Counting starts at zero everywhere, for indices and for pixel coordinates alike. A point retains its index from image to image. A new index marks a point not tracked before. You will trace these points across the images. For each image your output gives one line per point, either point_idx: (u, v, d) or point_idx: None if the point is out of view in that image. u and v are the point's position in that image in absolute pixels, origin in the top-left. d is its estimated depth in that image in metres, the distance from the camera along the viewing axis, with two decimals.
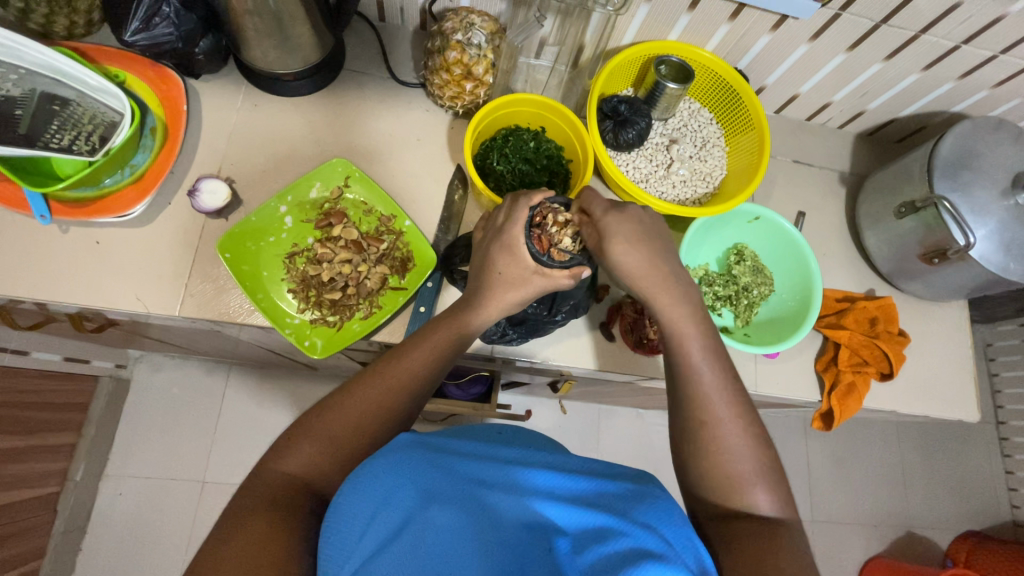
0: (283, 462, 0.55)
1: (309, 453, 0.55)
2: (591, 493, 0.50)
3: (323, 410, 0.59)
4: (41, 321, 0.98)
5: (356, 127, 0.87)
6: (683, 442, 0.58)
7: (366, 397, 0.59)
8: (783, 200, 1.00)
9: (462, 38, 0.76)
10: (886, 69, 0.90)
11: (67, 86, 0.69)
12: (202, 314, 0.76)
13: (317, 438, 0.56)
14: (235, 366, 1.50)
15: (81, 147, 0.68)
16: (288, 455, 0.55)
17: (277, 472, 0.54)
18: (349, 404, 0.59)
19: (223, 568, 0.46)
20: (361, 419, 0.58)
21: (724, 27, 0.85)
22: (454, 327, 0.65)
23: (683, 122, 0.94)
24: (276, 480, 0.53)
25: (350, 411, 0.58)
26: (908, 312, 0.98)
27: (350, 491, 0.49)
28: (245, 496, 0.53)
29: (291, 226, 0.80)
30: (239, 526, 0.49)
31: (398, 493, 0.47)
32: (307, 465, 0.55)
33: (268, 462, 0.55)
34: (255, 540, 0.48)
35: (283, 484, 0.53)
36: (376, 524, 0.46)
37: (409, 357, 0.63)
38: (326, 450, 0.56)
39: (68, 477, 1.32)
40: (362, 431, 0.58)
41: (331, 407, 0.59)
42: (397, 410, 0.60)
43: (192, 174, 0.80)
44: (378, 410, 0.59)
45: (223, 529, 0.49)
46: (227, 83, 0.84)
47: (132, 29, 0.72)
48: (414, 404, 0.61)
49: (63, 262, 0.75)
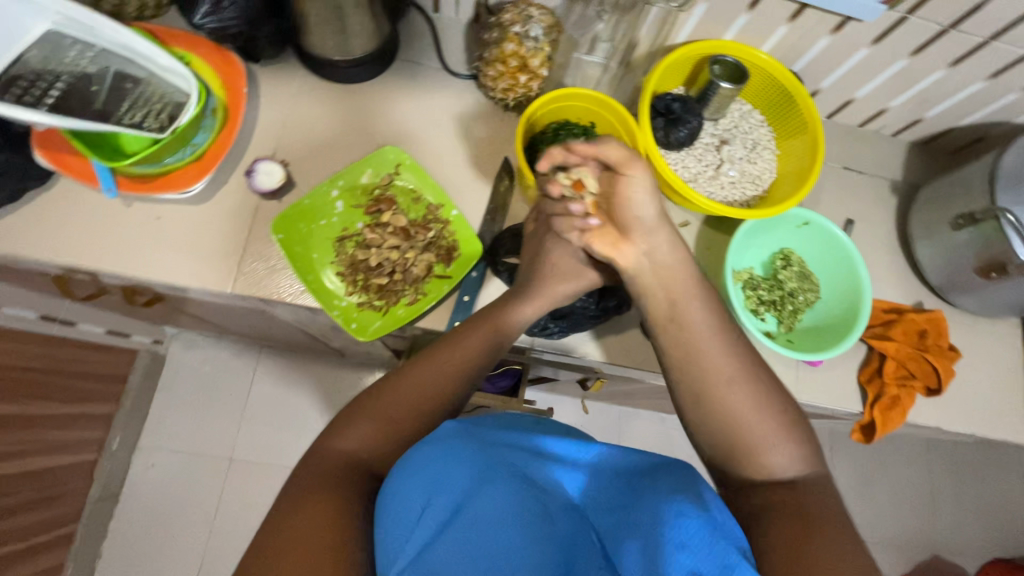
0: (341, 440, 0.57)
1: (366, 432, 0.58)
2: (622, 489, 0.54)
3: (379, 392, 0.61)
4: (94, 293, 1.01)
5: (406, 116, 0.88)
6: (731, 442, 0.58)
7: (421, 381, 0.61)
8: (831, 207, 0.99)
9: (520, 31, 0.77)
10: (950, 76, 0.88)
11: (139, 65, 0.71)
12: (252, 293, 0.78)
13: (374, 418, 0.59)
14: (266, 348, 1.53)
15: (151, 124, 0.71)
16: (346, 433, 0.58)
17: (336, 449, 0.57)
18: (403, 386, 0.61)
19: (286, 543, 0.48)
20: (416, 402, 0.60)
21: (784, 28, 0.84)
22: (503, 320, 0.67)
23: (734, 123, 0.93)
24: (334, 458, 0.56)
25: (405, 393, 0.60)
26: (958, 327, 0.96)
27: (403, 477, 0.52)
28: (304, 472, 0.55)
29: (342, 210, 0.82)
30: (302, 502, 0.51)
31: (451, 480, 0.51)
32: (364, 444, 0.57)
33: (327, 439, 0.58)
34: (315, 518, 0.50)
35: (342, 461, 0.56)
36: (430, 511, 0.49)
37: (462, 346, 0.65)
38: (382, 431, 0.58)
39: (104, 446, 1.37)
40: (417, 412, 0.60)
41: (386, 388, 0.61)
42: (449, 395, 0.62)
43: (248, 156, 0.82)
44: (432, 395, 0.61)
45: (285, 507, 0.51)
46: (285, 68, 0.86)
47: (202, 12, 0.74)
48: (465, 391, 0.63)
49: (123, 236, 0.77)
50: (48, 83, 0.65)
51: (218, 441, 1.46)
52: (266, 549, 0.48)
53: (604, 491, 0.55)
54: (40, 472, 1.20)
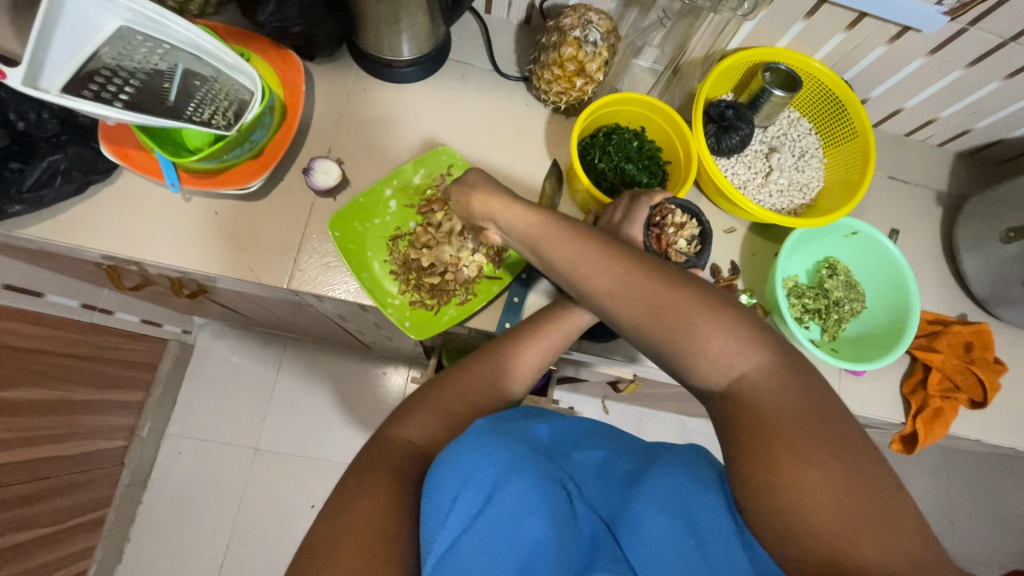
0: (403, 430, 0.58)
1: (429, 424, 0.59)
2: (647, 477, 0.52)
3: (440, 385, 0.63)
4: (141, 284, 1.03)
5: (455, 117, 0.89)
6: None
7: (480, 376, 0.63)
8: (876, 216, 0.98)
9: (579, 35, 0.76)
10: (1004, 88, 0.87)
11: (205, 63, 0.72)
12: (306, 289, 0.79)
13: (436, 410, 0.60)
14: (292, 340, 1.55)
15: (219, 121, 0.71)
16: (408, 423, 0.59)
17: (398, 438, 0.58)
18: (462, 381, 0.63)
19: (348, 530, 0.47)
20: (476, 399, 0.62)
21: (840, 35, 0.84)
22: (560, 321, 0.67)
23: (782, 131, 0.93)
24: (397, 447, 0.57)
25: (467, 387, 0.62)
26: (1001, 340, 0.95)
27: (439, 467, 0.50)
28: (365, 460, 0.55)
29: (395, 210, 0.83)
30: (367, 486, 0.51)
31: (483, 472, 0.49)
32: (425, 435, 0.58)
33: (389, 429, 0.59)
34: (375, 505, 0.50)
35: (404, 450, 0.56)
36: (461, 502, 0.47)
37: (511, 343, 0.66)
38: (444, 424, 0.60)
39: (135, 433, 1.40)
40: (476, 407, 0.62)
41: (443, 382, 0.63)
42: (505, 392, 0.64)
43: (303, 154, 0.84)
44: (490, 392, 0.63)
45: (347, 495, 0.51)
46: (339, 66, 0.87)
47: (267, 12, 0.75)
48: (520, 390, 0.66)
49: (179, 229, 0.79)
50: (122, 81, 0.66)
51: (245, 432, 1.48)
52: (326, 536, 0.47)
53: (625, 482, 0.52)
54: (74, 457, 1.23)
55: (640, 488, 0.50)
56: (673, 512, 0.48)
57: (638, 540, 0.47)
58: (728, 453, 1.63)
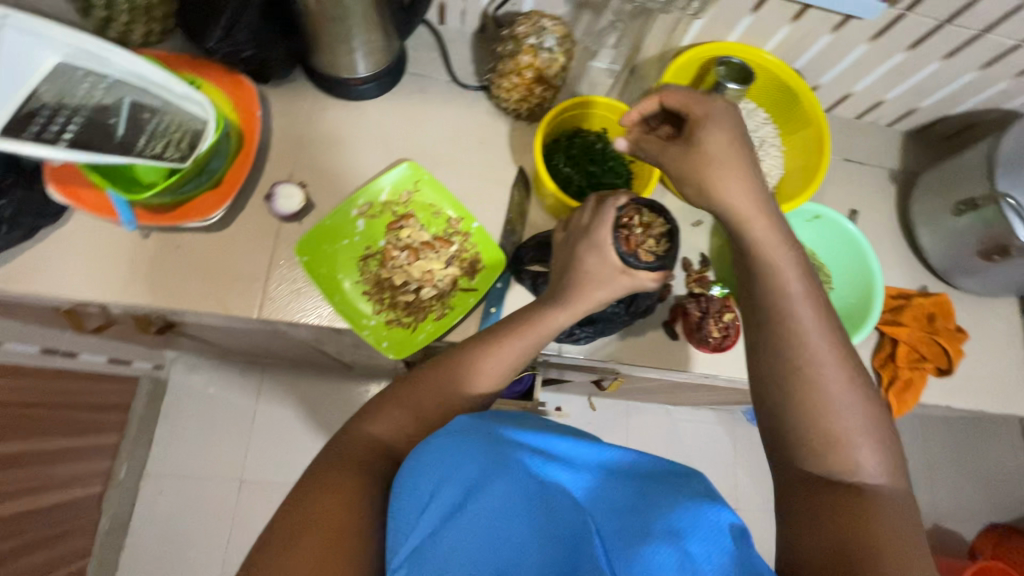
0: (370, 424, 0.59)
1: (395, 420, 0.59)
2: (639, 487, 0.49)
3: (410, 383, 0.62)
4: (103, 325, 1.00)
5: (417, 130, 0.88)
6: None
7: (450, 377, 0.62)
8: (836, 198, 1.01)
9: (534, 42, 0.77)
10: (943, 68, 0.91)
11: (153, 95, 0.69)
12: (278, 317, 0.77)
13: (404, 407, 0.60)
14: (269, 367, 1.50)
15: (172, 154, 0.70)
16: (375, 418, 0.60)
17: (364, 432, 0.58)
18: (431, 378, 0.62)
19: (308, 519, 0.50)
20: (443, 397, 0.61)
21: (787, 27, 0.86)
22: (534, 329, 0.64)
23: (740, 122, 0.94)
24: (362, 442, 0.57)
25: (436, 388, 0.61)
26: (961, 308, 1.00)
27: (420, 460, 0.52)
28: (333, 450, 0.57)
29: (363, 229, 0.81)
30: (327, 475, 0.54)
31: (459, 469, 0.49)
32: (391, 430, 0.59)
33: (358, 422, 0.60)
34: (335, 499, 0.52)
35: (368, 445, 0.57)
36: (436, 499, 0.48)
37: (484, 341, 0.64)
38: (411, 420, 0.60)
39: (111, 476, 1.35)
40: (444, 407, 0.61)
41: (413, 379, 0.62)
42: (476, 396, 0.62)
43: (265, 179, 0.82)
44: (459, 390, 0.61)
45: (311, 485, 0.53)
46: (294, 87, 0.86)
47: (214, 38, 0.71)
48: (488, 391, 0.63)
49: (139, 267, 0.76)
50: (65, 118, 0.62)
51: (227, 464, 1.43)
52: (287, 524, 0.50)
53: (617, 481, 0.49)
54: (46, 509, 1.18)
55: (631, 491, 0.48)
56: (670, 522, 0.45)
57: (623, 544, 0.44)
58: (714, 438, 1.66)
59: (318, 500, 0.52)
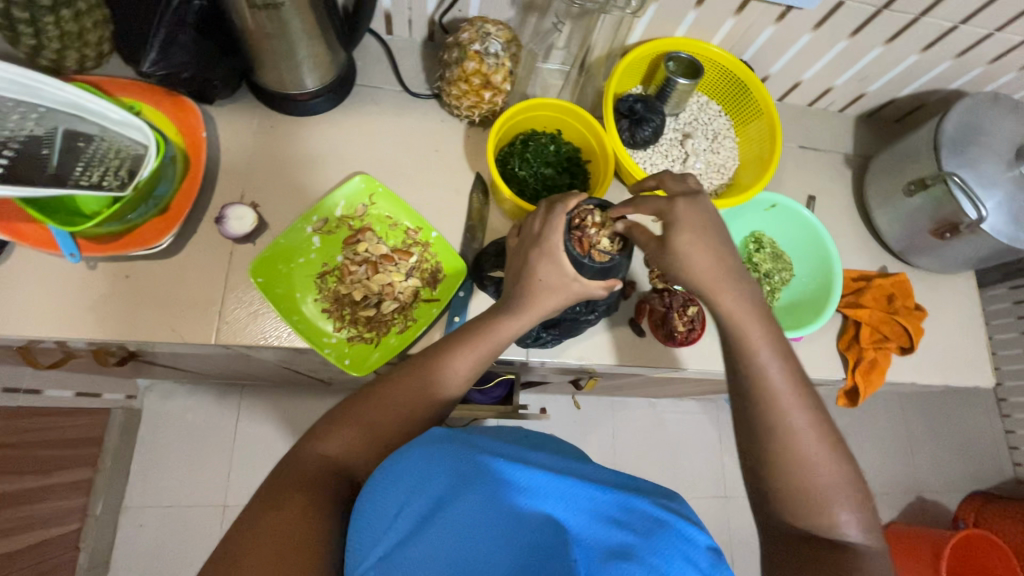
0: (322, 444, 0.58)
1: (349, 439, 0.58)
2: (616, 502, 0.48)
3: (365, 400, 0.62)
4: (61, 359, 0.96)
5: (371, 143, 0.87)
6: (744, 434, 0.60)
7: (405, 392, 0.62)
8: (794, 185, 1.02)
9: (480, 48, 0.77)
10: (886, 53, 0.93)
11: (89, 121, 0.68)
12: (237, 341, 0.76)
13: (357, 425, 0.59)
14: (247, 389, 1.47)
15: (111, 182, 0.67)
16: (328, 438, 0.58)
17: (315, 452, 0.57)
18: (389, 394, 0.61)
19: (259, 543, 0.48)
20: (399, 412, 0.61)
21: (731, 21, 0.87)
22: (485, 338, 0.65)
23: (693, 116, 0.95)
24: (314, 462, 0.56)
25: (392, 403, 0.61)
26: (921, 286, 1.02)
27: (391, 473, 0.51)
28: (285, 472, 0.56)
29: (319, 245, 0.80)
30: (278, 499, 0.52)
31: (431, 480, 0.48)
32: (345, 450, 0.58)
33: (310, 442, 0.58)
34: (290, 520, 0.50)
35: (320, 465, 0.56)
36: (406, 510, 0.47)
37: (443, 356, 0.65)
38: (365, 438, 0.59)
39: (88, 512, 1.27)
40: (400, 422, 0.61)
41: (370, 396, 0.62)
42: (432, 410, 0.62)
43: (216, 201, 0.80)
44: (417, 405, 0.62)
45: (264, 505, 0.52)
46: (241, 106, 0.84)
47: (150, 60, 0.70)
48: (446, 405, 0.64)
49: (90, 299, 0.74)
50: None
51: (209, 491, 1.40)
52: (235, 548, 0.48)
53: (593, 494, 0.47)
54: (24, 551, 1.10)
55: (605, 503, 0.47)
56: (641, 543, 0.44)
57: (598, 556, 0.43)
58: (699, 428, 1.66)
59: (268, 523, 0.50)
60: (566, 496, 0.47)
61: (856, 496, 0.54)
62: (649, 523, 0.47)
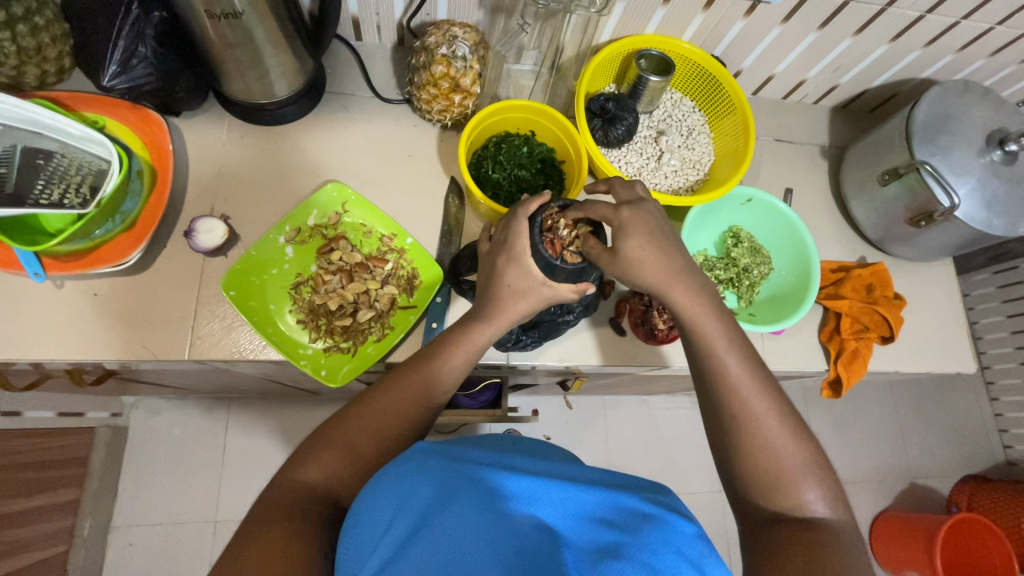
0: (301, 470, 0.56)
1: (328, 463, 0.57)
2: (604, 503, 0.47)
3: (342, 420, 0.61)
4: (37, 380, 0.94)
5: (343, 150, 0.86)
6: (721, 429, 0.60)
7: (383, 408, 0.61)
8: (770, 179, 1.02)
9: (447, 52, 0.76)
10: (856, 44, 0.93)
11: (49, 138, 0.68)
12: (212, 355, 0.75)
13: (335, 447, 0.58)
14: (235, 402, 1.43)
15: (72, 200, 0.67)
16: (306, 464, 0.56)
17: (294, 480, 0.55)
18: (367, 412, 0.60)
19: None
20: (379, 429, 0.60)
21: (700, 16, 0.87)
22: (462, 343, 0.65)
23: (667, 113, 0.95)
24: (294, 491, 0.54)
25: (369, 421, 0.60)
26: (900, 274, 1.02)
27: (375, 491, 0.50)
28: (264, 502, 0.54)
29: (292, 256, 0.80)
30: (257, 532, 0.50)
31: (416, 494, 0.48)
32: (326, 475, 0.56)
33: (288, 470, 0.56)
34: (273, 549, 0.48)
35: (300, 492, 0.54)
36: (393, 526, 0.46)
37: (421, 369, 0.64)
38: (346, 461, 0.57)
39: (75, 534, 1.23)
40: (380, 440, 0.59)
41: (348, 416, 0.60)
42: (412, 424, 0.61)
43: (186, 214, 0.79)
44: (396, 420, 0.61)
45: (244, 537, 0.50)
46: (209, 117, 0.83)
47: (109, 73, 0.70)
48: (427, 417, 0.63)
49: (60, 318, 0.72)
50: None
51: (200, 506, 1.37)
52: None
53: (578, 495, 0.47)
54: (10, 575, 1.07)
55: (591, 506, 0.47)
56: (634, 544, 0.44)
57: (588, 557, 0.42)
58: (693, 423, 1.66)
59: (249, 557, 0.47)
60: (552, 499, 0.46)
61: (823, 496, 0.56)
62: (639, 522, 0.46)
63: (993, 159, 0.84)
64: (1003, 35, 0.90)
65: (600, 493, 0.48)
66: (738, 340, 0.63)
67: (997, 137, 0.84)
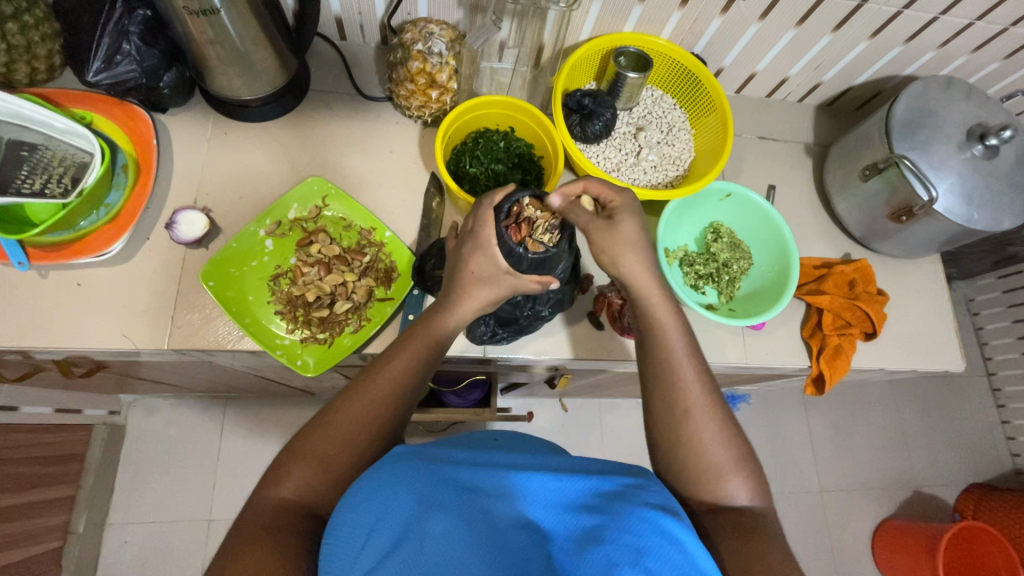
0: (276, 487, 0.54)
1: (302, 476, 0.55)
2: (582, 492, 0.50)
3: (312, 430, 0.58)
4: (30, 371, 0.94)
5: (326, 146, 0.88)
6: (667, 418, 0.59)
7: (352, 411, 0.59)
8: (753, 175, 1.02)
9: (423, 48, 0.79)
10: (836, 41, 0.93)
11: (35, 131, 0.73)
12: (191, 344, 0.76)
13: (307, 460, 0.56)
14: (232, 401, 1.43)
15: (53, 189, 0.71)
16: (281, 481, 0.55)
17: (270, 499, 0.53)
18: (336, 420, 0.59)
19: None
20: (350, 434, 0.58)
21: (677, 13, 0.88)
22: (427, 336, 0.66)
23: (647, 109, 0.97)
24: (272, 508, 0.53)
25: (338, 426, 0.58)
26: (886, 271, 1.01)
27: (348, 507, 0.49)
28: (241, 527, 0.52)
29: (272, 248, 0.81)
30: (233, 557, 0.48)
31: (397, 501, 0.47)
32: (301, 490, 0.54)
33: (263, 488, 0.55)
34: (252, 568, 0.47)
35: (278, 509, 0.53)
36: (374, 537, 0.45)
37: (391, 367, 0.63)
38: (318, 472, 0.56)
39: (70, 530, 1.23)
40: (352, 446, 0.58)
41: (317, 428, 0.58)
42: (385, 422, 0.60)
43: (168, 209, 0.81)
44: (367, 425, 0.59)
45: (223, 561, 0.48)
46: (195, 114, 0.85)
47: (95, 69, 0.73)
48: (399, 416, 0.62)
49: (45, 309, 0.74)
50: None
51: (193, 503, 1.35)
52: None
53: (558, 486, 0.50)
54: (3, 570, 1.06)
55: (568, 495, 0.49)
56: (617, 531, 0.45)
57: (573, 545, 0.45)
58: None
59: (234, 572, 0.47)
60: (535, 492, 0.49)
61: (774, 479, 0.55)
62: (617, 504, 0.48)
63: (975, 154, 0.83)
64: (984, 30, 0.90)
65: (576, 481, 0.50)
66: (683, 340, 0.64)
67: (977, 132, 0.83)
